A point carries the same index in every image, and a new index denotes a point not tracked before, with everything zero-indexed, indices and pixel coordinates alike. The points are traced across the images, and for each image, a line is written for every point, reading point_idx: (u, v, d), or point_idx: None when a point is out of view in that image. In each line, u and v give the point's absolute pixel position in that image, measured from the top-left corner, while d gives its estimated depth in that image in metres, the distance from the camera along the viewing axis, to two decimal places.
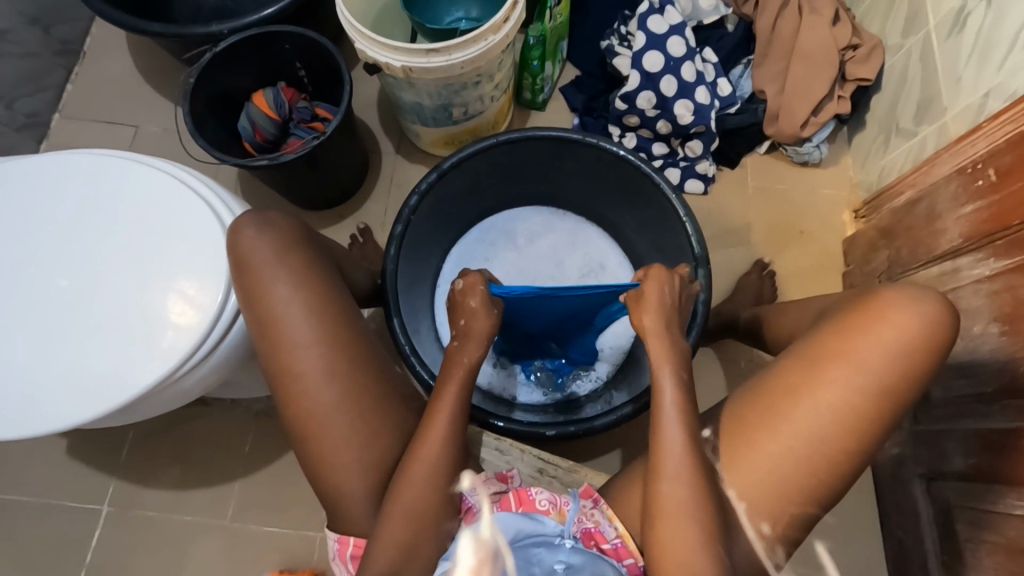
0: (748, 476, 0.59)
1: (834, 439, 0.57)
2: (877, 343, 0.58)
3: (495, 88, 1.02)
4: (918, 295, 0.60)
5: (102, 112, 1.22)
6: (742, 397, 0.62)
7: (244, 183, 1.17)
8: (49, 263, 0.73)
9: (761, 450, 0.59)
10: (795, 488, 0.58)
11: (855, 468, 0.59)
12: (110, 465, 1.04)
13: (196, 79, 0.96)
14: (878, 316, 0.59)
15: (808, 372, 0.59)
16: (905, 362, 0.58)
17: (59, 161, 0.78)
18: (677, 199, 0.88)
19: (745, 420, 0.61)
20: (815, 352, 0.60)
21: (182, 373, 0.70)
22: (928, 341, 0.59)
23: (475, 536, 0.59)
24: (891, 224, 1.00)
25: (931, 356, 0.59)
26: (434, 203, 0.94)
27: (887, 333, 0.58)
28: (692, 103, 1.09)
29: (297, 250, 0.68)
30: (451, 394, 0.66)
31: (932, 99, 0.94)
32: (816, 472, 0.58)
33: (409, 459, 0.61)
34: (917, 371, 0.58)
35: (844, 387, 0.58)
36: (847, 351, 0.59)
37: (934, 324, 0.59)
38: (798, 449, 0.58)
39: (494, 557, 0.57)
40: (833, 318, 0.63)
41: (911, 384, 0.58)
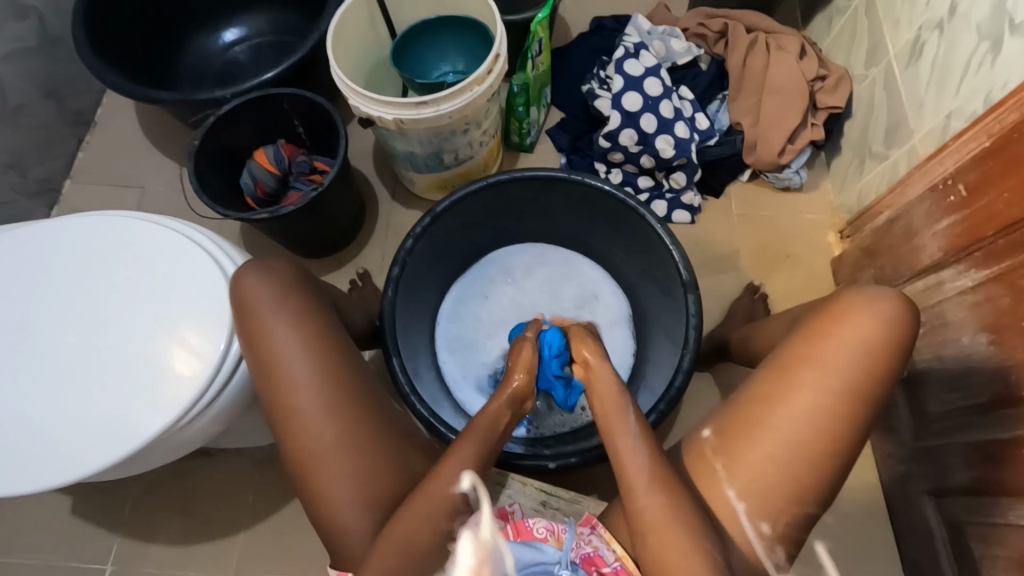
0: (747, 479, 0.59)
1: (815, 443, 0.59)
2: (842, 344, 0.61)
3: (483, 134, 1.07)
4: (876, 293, 0.63)
5: (111, 175, 1.28)
6: (724, 410, 0.64)
7: (245, 235, 1.22)
8: (59, 321, 0.76)
9: (750, 460, 0.59)
10: (787, 494, 0.58)
11: (839, 469, 0.60)
12: (113, 521, 1.03)
13: (200, 140, 1.02)
14: (840, 317, 0.62)
15: (783, 378, 0.61)
16: (873, 359, 0.60)
17: (71, 223, 0.82)
18: (662, 229, 0.91)
19: (736, 431, 0.61)
20: (787, 359, 0.62)
21: (186, 420, 0.72)
22: (892, 337, 0.61)
23: (475, 536, 0.56)
24: (873, 242, 1.03)
25: (897, 352, 0.61)
26: (429, 245, 0.98)
27: (849, 333, 0.61)
28: (671, 138, 1.14)
29: (297, 294, 0.71)
30: (464, 437, 0.66)
31: (899, 122, 0.99)
32: (800, 474, 0.59)
33: (421, 490, 0.62)
34: (886, 367, 0.61)
35: (817, 390, 0.60)
36: (816, 354, 0.61)
37: (894, 320, 0.62)
38: (780, 454, 0.59)
39: (495, 558, 0.55)
40: (800, 325, 0.65)
41: (881, 380, 0.61)
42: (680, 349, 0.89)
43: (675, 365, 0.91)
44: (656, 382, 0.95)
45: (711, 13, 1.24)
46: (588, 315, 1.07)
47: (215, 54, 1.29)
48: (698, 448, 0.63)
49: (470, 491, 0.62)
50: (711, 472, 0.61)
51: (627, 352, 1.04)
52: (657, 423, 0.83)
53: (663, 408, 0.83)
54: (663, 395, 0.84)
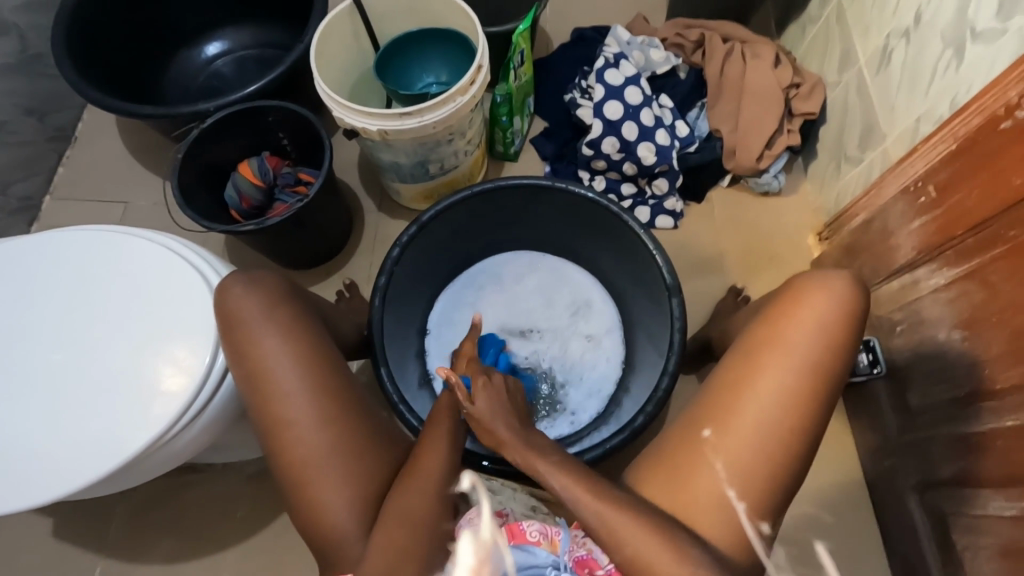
0: (733, 467, 0.60)
1: (782, 424, 0.61)
2: (798, 326, 0.64)
3: (468, 143, 1.09)
4: (827, 275, 0.67)
5: (93, 191, 1.27)
6: (698, 401, 0.66)
7: (231, 249, 1.21)
8: (40, 340, 0.75)
9: (729, 446, 0.61)
10: (760, 476, 0.60)
11: (809, 448, 0.62)
12: (97, 543, 1.01)
13: (183, 154, 1.02)
14: (795, 301, 0.65)
15: (747, 364, 0.64)
16: (829, 337, 0.63)
17: (53, 238, 0.81)
18: (645, 234, 0.93)
19: (714, 420, 0.63)
20: (750, 347, 0.65)
21: (172, 434, 0.71)
22: (846, 314, 0.64)
23: (475, 537, 0.60)
24: (851, 243, 1.05)
25: (852, 329, 0.64)
26: (417, 254, 0.98)
27: (805, 314, 0.64)
28: (653, 145, 1.16)
29: (284, 303, 0.71)
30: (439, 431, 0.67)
31: (872, 127, 1.02)
32: (774, 455, 0.60)
33: (405, 480, 0.62)
34: (843, 344, 0.63)
35: (779, 373, 0.62)
36: (775, 339, 0.64)
37: (846, 297, 0.65)
38: (754, 438, 0.61)
39: (495, 559, 0.59)
40: (761, 313, 0.68)
41: (839, 356, 0.63)
42: (666, 352, 0.91)
43: (661, 367, 0.92)
44: (644, 385, 0.96)
45: (688, 24, 1.27)
46: (578, 323, 1.08)
47: (197, 69, 1.29)
48: (698, 446, 0.62)
49: (470, 490, 0.66)
50: (698, 466, 0.61)
51: (616, 359, 1.04)
52: (645, 424, 0.84)
53: (651, 409, 0.84)
54: (651, 397, 0.85)
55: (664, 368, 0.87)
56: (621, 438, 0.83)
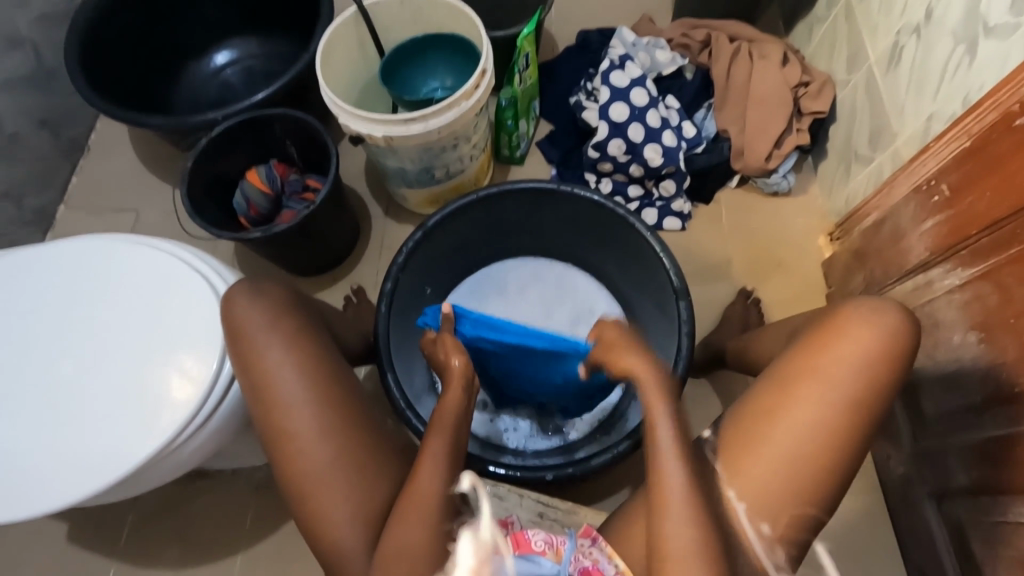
0: (749, 494, 0.60)
1: (816, 455, 0.60)
2: (842, 358, 0.62)
3: (473, 148, 1.09)
4: (877, 308, 0.65)
5: (105, 200, 1.29)
6: (724, 424, 0.65)
7: (240, 256, 1.22)
8: (51, 349, 0.76)
9: (750, 473, 0.61)
10: (784, 508, 0.59)
11: (840, 483, 0.61)
12: (110, 548, 1.02)
13: (192, 163, 1.03)
14: (840, 331, 0.64)
15: (784, 391, 0.63)
16: (873, 373, 0.62)
17: (64, 249, 0.82)
18: (651, 236, 0.92)
19: (734, 446, 0.62)
20: (788, 372, 0.64)
21: (180, 441, 0.72)
22: (891, 350, 0.63)
23: (474, 536, 0.55)
24: (862, 245, 1.04)
25: (897, 365, 0.63)
26: (422, 260, 0.98)
27: (850, 346, 0.63)
28: (660, 147, 1.15)
29: (288, 314, 0.72)
30: (439, 442, 0.66)
31: (882, 126, 1.00)
32: (804, 488, 0.60)
33: (404, 506, 0.61)
34: (886, 381, 0.62)
35: (818, 403, 0.61)
36: (816, 368, 0.63)
37: (893, 334, 0.64)
38: (784, 466, 0.60)
39: (496, 559, 0.54)
40: (800, 338, 0.67)
41: (882, 394, 0.62)
42: (674, 358, 0.90)
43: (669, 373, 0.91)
44: None
45: (694, 25, 1.26)
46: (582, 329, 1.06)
47: (207, 78, 1.30)
48: (700, 446, 0.65)
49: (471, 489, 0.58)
50: (712, 474, 0.62)
51: None
52: None
53: None
54: None
55: (672, 373, 0.86)
56: (629, 443, 0.80)
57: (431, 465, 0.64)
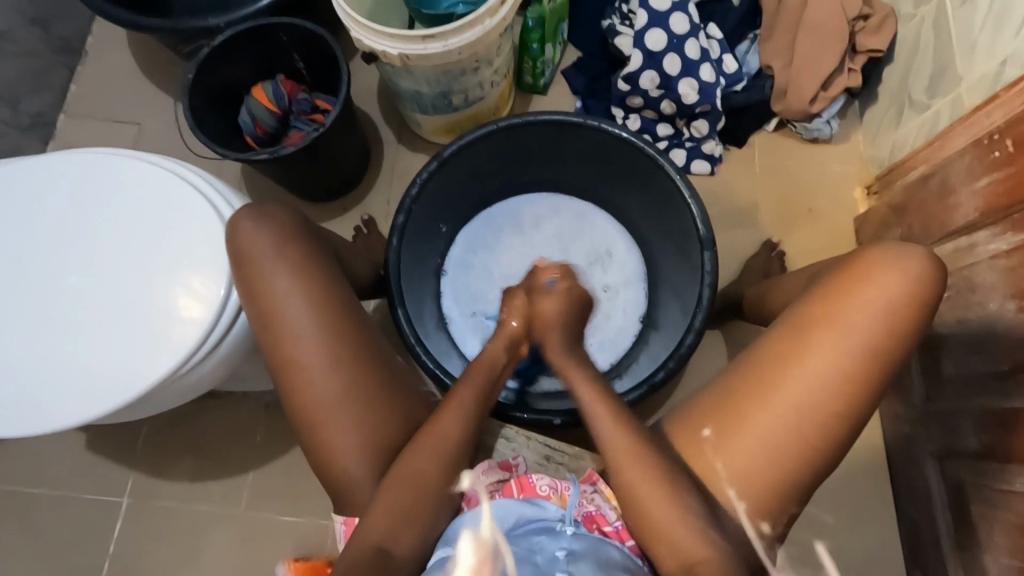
0: (751, 442, 0.59)
1: (826, 405, 0.58)
2: (861, 305, 0.59)
3: (494, 73, 1.01)
4: (902, 251, 0.61)
5: (106, 110, 1.23)
6: (732, 372, 0.63)
7: (246, 177, 1.18)
8: (55, 264, 0.74)
9: (753, 423, 0.59)
10: (791, 457, 0.58)
11: (849, 435, 0.59)
12: (127, 457, 1.06)
13: (193, 74, 0.96)
14: (862, 277, 0.60)
15: (796, 339, 0.60)
16: (894, 321, 0.59)
17: (62, 161, 0.78)
18: (681, 180, 0.86)
19: (737, 393, 0.61)
20: (803, 321, 0.61)
21: (188, 367, 0.71)
22: (915, 297, 0.59)
23: (475, 536, 0.55)
24: (902, 200, 0.98)
25: (919, 314, 0.60)
26: (435, 191, 0.93)
27: (871, 293, 0.59)
28: (696, 81, 1.06)
29: (296, 239, 0.69)
30: (468, 392, 0.66)
31: (946, 69, 0.91)
32: (810, 438, 0.58)
33: (419, 440, 0.61)
34: (906, 330, 0.59)
35: (831, 352, 0.59)
36: (833, 316, 0.60)
37: (919, 280, 0.60)
38: (791, 416, 0.58)
39: (494, 556, 0.53)
40: (819, 284, 0.63)
41: (900, 343, 0.59)
42: (693, 309, 0.87)
43: (686, 325, 0.89)
44: (665, 339, 0.94)
45: None
46: (598, 273, 1.03)
47: None
48: (697, 447, 0.61)
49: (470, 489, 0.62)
50: (713, 473, 0.59)
51: (636, 312, 1.00)
52: (665, 380, 0.82)
53: (672, 365, 0.82)
54: (673, 353, 0.82)
55: (689, 324, 0.84)
56: (640, 393, 0.81)
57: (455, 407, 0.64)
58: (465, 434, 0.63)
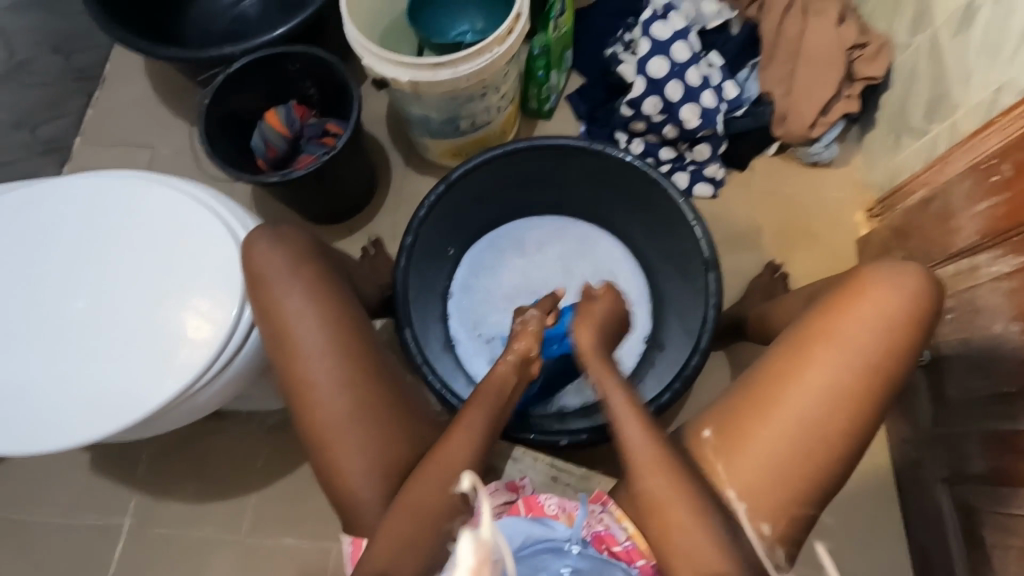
0: (755, 457, 0.58)
1: (829, 420, 0.58)
2: (861, 320, 0.60)
3: (501, 99, 1.03)
4: (898, 268, 0.62)
5: (121, 134, 1.26)
6: (735, 389, 0.63)
7: (257, 199, 1.20)
8: (70, 284, 0.76)
9: (757, 439, 0.59)
10: (795, 473, 0.58)
11: (853, 451, 0.59)
12: (130, 478, 1.05)
13: (209, 100, 0.99)
14: (861, 293, 0.61)
15: (797, 354, 0.61)
16: (893, 337, 0.60)
17: (81, 183, 0.80)
18: (684, 203, 0.88)
19: (739, 408, 0.61)
20: (803, 336, 0.62)
21: (197, 387, 0.72)
22: (913, 312, 0.60)
23: (474, 541, 0.46)
24: (903, 223, 0.99)
25: (918, 329, 0.60)
26: (442, 212, 0.95)
27: (869, 308, 0.60)
28: (698, 107, 1.09)
29: (307, 258, 0.70)
30: (478, 415, 0.66)
31: (942, 96, 0.93)
32: (814, 453, 0.58)
33: (425, 465, 0.62)
34: (906, 345, 0.60)
35: (832, 367, 0.59)
36: (834, 331, 0.60)
37: (916, 295, 0.61)
38: (794, 431, 0.58)
39: (496, 562, 0.40)
40: (817, 301, 0.64)
41: (900, 359, 0.60)
42: (698, 330, 0.87)
43: (691, 347, 0.89)
44: (669, 362, 0.94)
45: None
46: None
47: (223, 8, 1.24)
48: (697, 447, 0.62)
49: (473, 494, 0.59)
50: (713, 473, 0.60)
51: (640, 333, 1.01)
52: (671, 401, 0.81)
53: (678, 387, 0.82)
54: (679, 374, 0.82)
55: (694, 345, 0.84)
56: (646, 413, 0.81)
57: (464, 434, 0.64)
58: (472, 455, 0.63)
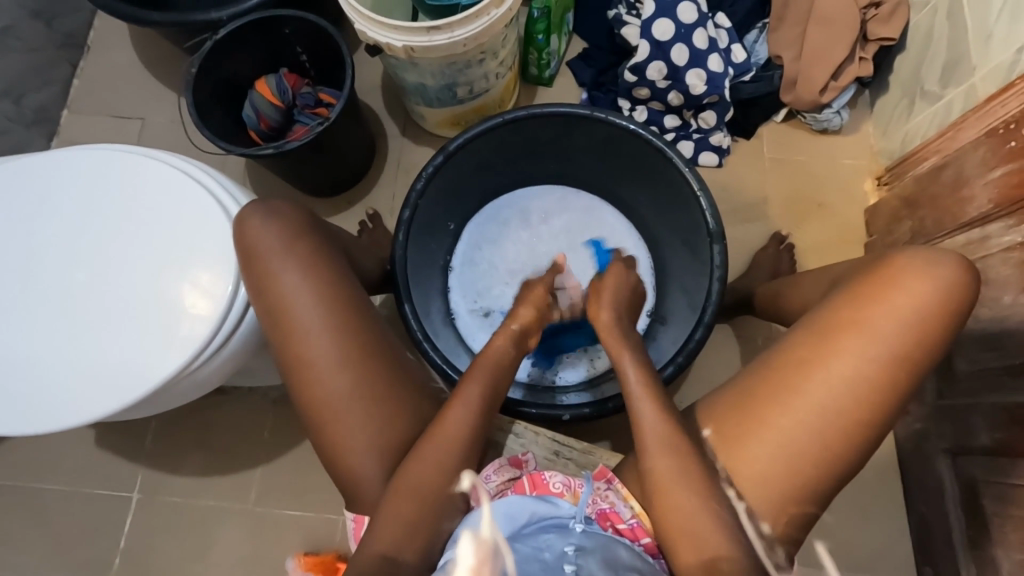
0: (770, 445, 0.58)
1: (849, 411, 0.57)
2: (891, 310, 0.58)
3: (500, 65, 0.99)
4: (934, 258, 0.60)
5: (108, 105, 1.22)
6: (754, 373, 0.62)
7: (251, 172, 1.17)
8: (63, 260, 0.74)
9: (774, 426, 0.58)
10: (809, 461, 0.57)
11: (869, 442, 0.58)
12: (136, 453, 1.06)
13: (197, 68, 0.95)
14: (892, 282, 0.59)
15: (821, 342, 0.59)
16: (922, 329, 0.58)
17: (69, 157, 0.78)
18: (689, 172, 0.85)
19: (758, 395, 0.60)
20: (829, 323, 0.60)
21: (197, 363, 0.71)
22: (945, 304, 0.59)
23: (474, 536, 0.52)
24: (914, 192, 0.96)
25: (949, 323, 0.59)
26: (442, 185, 0.93)
27: (901, 299, 0.59)
28: (704, 72, 1.05)
29: (306, 237, 0.68)
30: (473, 386, 0.66)
31: (959, 58, 0.90)
32: (830, 444, 0.57)
33: (425, 439, 0.62)
34: (935, 337, 0.58)
35: (858, 357, 0.58)
36: (862, 320, 0.59)
37: (950, 287, 0.59)
38: (813, 421, 0.57)
39: (494, 555, 0.51)
40: (844, 288, 0.63)
41: (928, 352, 0.58)
42: (702, 303, 0.86)
43: (694, 321, 0.88)
44: (672, 337, 0.93)
45: None
46: (607, 268, 1.02)
47: None
48: (698, 447, 0.61)
49: (471, 490, 0.61)
50: (713, 472, 0.59)
51: (643, 307, 1.00)
52: (674, 375, 0.81)
53: (681, 360, 0.81)
54: (682, 348, 0.82)
55: (699, 319, 0.83)
56: None
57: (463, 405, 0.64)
58: (475, 432, 0.63)
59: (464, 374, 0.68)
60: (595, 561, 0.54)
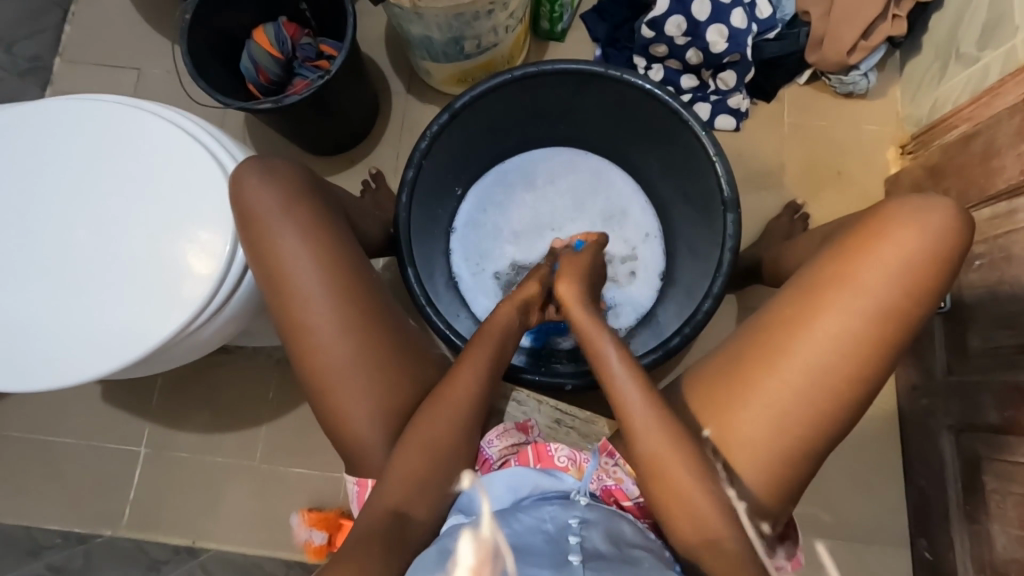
0: (761, 418, 0.57)
1: (838, 371, 0.56)
2: (879, 264, 0.57)
3: (509, 18, 0.94)
4: (923, 204, 0.58)
5: (102, 54, 1.17)
6: (745, 340, 0.60)
7: (251, 128, 1.13)
8: (60, 215, 0.72)
9: (765, 396, 0.57)
10: (801, 430, 0.56)
11: (860, 402, 0.57)
12: (143, 410, 1.08)
13: (191, 15, 0.90)
14: (881, 235, 0.57)
15: (809, 302, 0.58)
16: (911, 278, 0.56)
17: (63, 107, 0.75)
18: (706, 135, 0.81)
19: (747, 361, 0.58)
20: (819, 282, 0.58)
21: (198, 324, 0.70)
22: (936, 253, 0.57)
23: (474, 536, 0.49)
24: (940, 161, 0.92)
25: (940, 271, 0.57)
26: (446, 147, 0.89)
27: (889, 251, 0.57)
28: (726, 28, 0.99)
29: (303, 196, 0.66)
30: (476, 355, 0.66)
31: (1002, 16, 0.84)
32: (821, 409, 0.56)
33: (427, 406, 0.61)
34: (923, 288, 0.57)
35: (848, 315, 0.56)
36: (851, 277, 0.57)
37: (942, 236, 0.57)
38: (804, 385, 0.56)
39: (495, 555, 0.48)
40: (835, 244, 0.61)
41: (919, 303, 0.57)
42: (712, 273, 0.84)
43: (707, 285, 0.86)
44: (677, 305, 0.92)
45: None
46: (615, 226, 1.00)
47: None
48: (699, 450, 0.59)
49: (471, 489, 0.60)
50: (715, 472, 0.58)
51: (655, 266, 0.98)
52: (680, 346, 0.80)
53: (688, 332, 0.79)
54: (689, 319, 0.80)
55: (707, 289, 0.81)
56: (653, 358, 0.79)
57: (469, 372, 0.64)
58: (475, 402, 0.63)
59: (468, 341, 0.68)
60: (598, 533, 0.53)
